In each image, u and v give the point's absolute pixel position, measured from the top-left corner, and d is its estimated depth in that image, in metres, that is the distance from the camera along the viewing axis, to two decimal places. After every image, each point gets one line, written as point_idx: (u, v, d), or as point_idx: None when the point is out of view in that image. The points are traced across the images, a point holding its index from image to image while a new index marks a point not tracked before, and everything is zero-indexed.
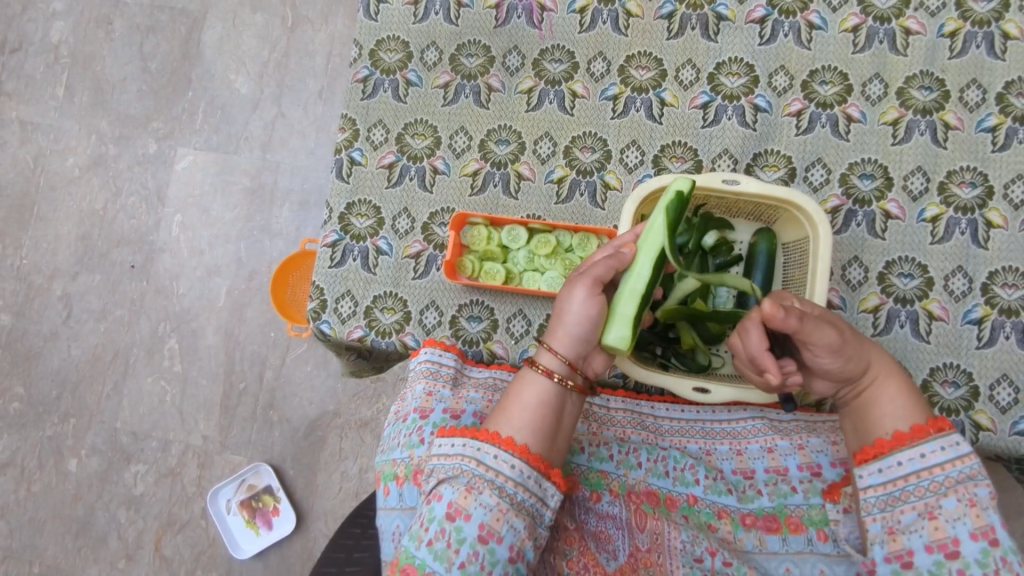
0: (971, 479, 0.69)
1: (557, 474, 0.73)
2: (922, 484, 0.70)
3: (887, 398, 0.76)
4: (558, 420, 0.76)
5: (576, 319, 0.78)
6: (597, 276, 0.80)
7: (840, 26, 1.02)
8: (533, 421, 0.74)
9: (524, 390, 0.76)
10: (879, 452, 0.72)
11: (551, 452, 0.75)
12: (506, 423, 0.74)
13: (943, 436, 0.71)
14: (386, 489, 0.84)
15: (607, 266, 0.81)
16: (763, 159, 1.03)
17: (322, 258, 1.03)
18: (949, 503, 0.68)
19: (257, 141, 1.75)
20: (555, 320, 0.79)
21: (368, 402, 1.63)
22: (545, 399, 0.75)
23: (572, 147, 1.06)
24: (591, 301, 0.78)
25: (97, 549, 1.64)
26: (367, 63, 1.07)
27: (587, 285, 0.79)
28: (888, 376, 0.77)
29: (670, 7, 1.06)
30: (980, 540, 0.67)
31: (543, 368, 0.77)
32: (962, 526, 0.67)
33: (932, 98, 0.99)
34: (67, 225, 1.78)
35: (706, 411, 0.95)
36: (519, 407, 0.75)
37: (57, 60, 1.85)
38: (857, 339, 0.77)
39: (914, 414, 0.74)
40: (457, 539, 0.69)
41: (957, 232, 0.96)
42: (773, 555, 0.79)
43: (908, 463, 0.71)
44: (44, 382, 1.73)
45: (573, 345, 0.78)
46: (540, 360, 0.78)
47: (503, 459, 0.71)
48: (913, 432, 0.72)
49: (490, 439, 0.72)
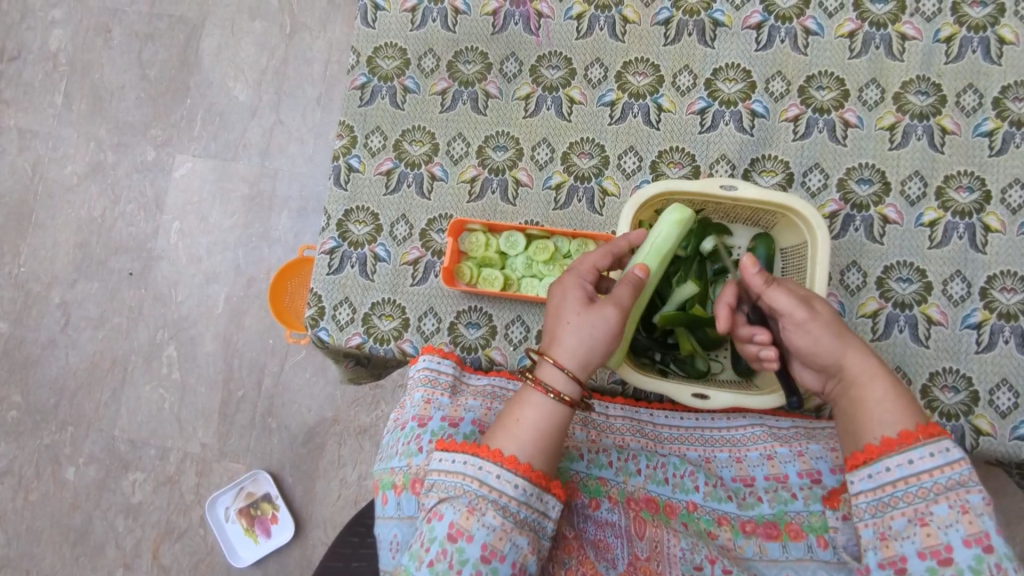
0: (962, 485, 0.68)
1: (558, 487, 0.73)
2: (911, 490, 0.69)
3: (871, 398, 0.74)
4: (563, 438, 0.75)
5: (602, 350, 0.77)
6: (626, 306, 0.78)
7: (836, 31, 1.03)
8: (536, 441, 0.73)
9: (530, 411, 0.74)
10: (868, 457, 0.72)
11: (554, 466, 0.74)
12: (509, 441, 0.73)
13: (932, 442, 0.70)
14: (384, 498, 0.84)
15: (632, 293, 0.80)
16: (761, 164, 1.03)
17: (320, 265, 1.02)
18: (940, 509, 0.68)
19: (256, 148, 1.75)
20: (582, 346, 0.76)
21: (367, 408, 1.62)
22: (554, 421, 0.74)
23: (569, 153, 1.06)
24: (617, 332, 0.77)
25: (94, 558, 1.63)
26: (364, 70, 1.08)
27: (620, 315, 0.77)
28: (880, 381, 0.75)
29: (666, 14, 1.06)
30: (973, 547, 0.66)
31: (567, 400, 0.75)
32: (954, 533, 0.67)
33: (929, 102, 1.00)
34: (66, 232, 1.78)
35: (705, 418, 0.95)
36: (524, 428, 0.74)
37: (56, 68, 1.85)
38: (842, 329, 0.79)
39: (903, 419, 0.72)
40: (460, 560, 0.69)
41: (955, 236, 0.96)
42: (773, 562, 0.78)
43: (896, 468, 0.70)
44: (42, 390, 1.72)
45: (591, 372, 0.77)
46: (562, 390, 0.75)
47: (506, 479, 0.71)
48: (901, 438, 0.71)
49: (491, 457, 0.72)
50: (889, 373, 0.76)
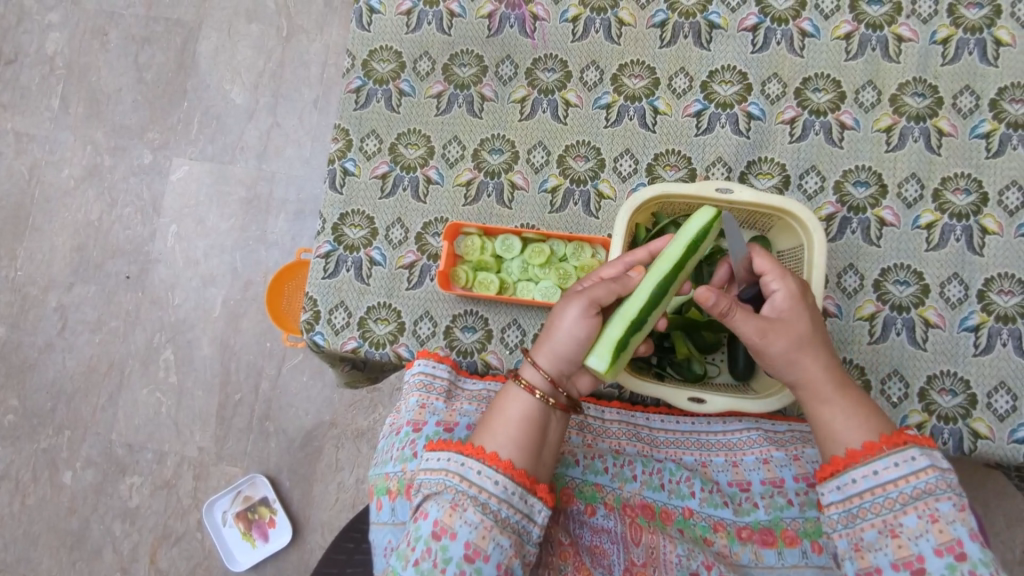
0: (929, 494, 0.68)
1: (543, 489, 0.73)
2: (878, 502, 0.69)
3: (821, 417, 0.75)
4: (541, 437, 0.75)
5: (566, 338, 0.75)
6: (596, 297, 0.77)
7: (833, 33, 1.02)
8: (518, 437, 0.73)
9: (507, 405, 0.75)
10: (835, 469, 0.72)
11: (537, 468, 0.74)
12: (490, 438, 0.73)
13: (896, 452, 0.70)
14: (379, 504, 0.83)
15: (610, 290, 0.78)
16: (757, 167, 1.03)
17: (315, 268, 1.02)
18: (910, 521, 0.68)
19: (253, 151, 1.75)
20: (544, 335, 0.77)
21: (365, 411, 1.62)
22: (529, 414, 0.74)
23: (565, 156, 1.06)
24: (583, 322, 0.75)
25: (91, 563, 1.62)
26: (360, 73, 1.07)
27: (583, 304, 0.76)
28: (837, 404, 0.74)
29: (662, 16, 1.06)
30: (946, 556, 0.66)
31: (526, 384, 0.75)
32: (926, 543, 0.67)
33: (925, 104, 0.99)
34: (63, 235, 1.78)
35: (701, 422, 0.94)
36: (502, 422, 0.74)
37: (53, 71, 1.85)
38: (808, 347, 0.75)
39: (866, 430, 0.73)
40: (444, 558, 0.68)
41: (952, 238, 0.96)
42: (768, 569, 0.80)
43: (862, 480, 0.70)
44: (39, 393, 1.72)
45: (558, 363, 0.76)
46: (523, 375, 0.76)
47: (487, 475, 0.71)
48: (865, 450, 0.71)
49: (474, 454, 0.72)
50: (850, 391, 0.75)
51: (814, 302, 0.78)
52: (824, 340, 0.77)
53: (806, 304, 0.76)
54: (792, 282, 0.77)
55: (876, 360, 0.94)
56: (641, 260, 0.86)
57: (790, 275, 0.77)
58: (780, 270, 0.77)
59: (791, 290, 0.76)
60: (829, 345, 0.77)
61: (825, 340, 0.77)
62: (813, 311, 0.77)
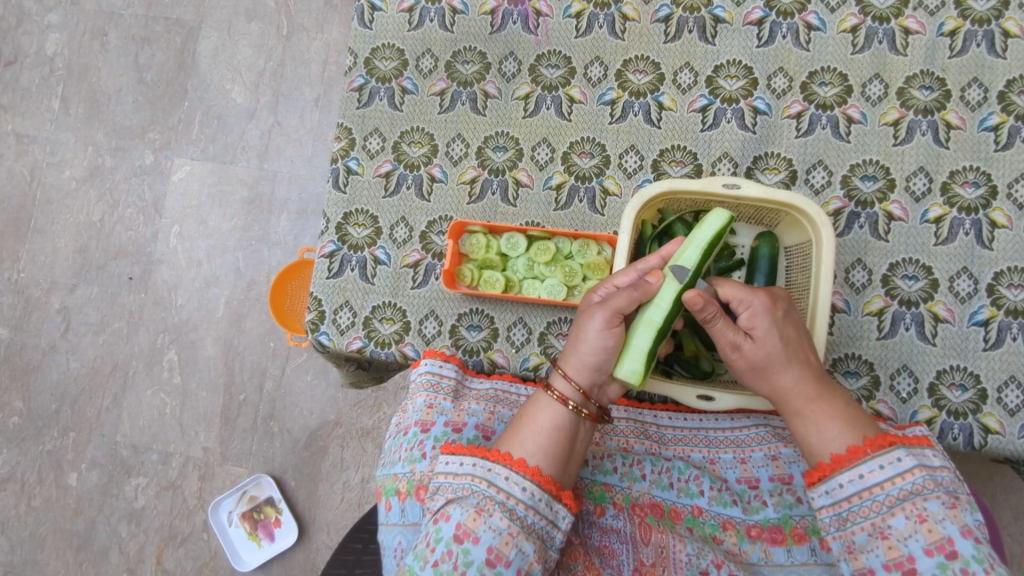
0: (916, 494, 0.67)
1: (569, 496, 0.73)
2: (867, 505, 0.69)
3: (798, 429, 0.75)
4: (571, 445, 0.75)
5: (592, 349, 0.76)
6: (618, 307, 0.76)
7: (839, 26, 1.02)
8: (547, 446, 0.73)
9: (538, 414, 0.75)
10: (822, 474, 0.72)
11: (563, 474, 0.74)
12: (518, 444, 0.73)
13: (881, 455, 0.69)
14: (387, 505, 0.82)
15: (630, 299, 0.77)
16: (763, 162, 1.02)
17: (320, 268, 1.01)
18: (898, 522, 0.67)
19: (254, 151, 1.74)
20: (571, 345, 0.78)
21: (370, 410, 1.62)
22: (560, 424, 0.74)
23: (570, 153, 1.05)
24: (609, 333, 0.76)
25: (98, 564, 1.62)
26: (362, 71, 1.07)
27: (605, 315, 0.76)
28: (809, 415, 0.74)
29: (666, 11, 1.05)
30: (935, 555, 0.65)
31: (558, 395, 0.75)
32: (915, 544, 0.66)
33: (932, 97, 0.98)
34: (64, 237, 1.77)
35: (709, 419, 0.93)
36: (532, 430, 0.74)
37: (52, 73, 1.84)
38: (777, 362, 0.75)
39: (848, 436, 0.72)
40: (465, 562, 0.67)
41: (961, 232, 0.95)
42: (778, 567, 0.79)
43: (850, 484, 0.70)
44: (43, 396, 1.71)
45: (589, 375, 0.77)
46: (555, 386, 0.77)
47: (515, 481, 0.70)
48: (849, 453, 0.71)
49: (501, 460, 0.72)
50: (827, 403, 0.74)
51: (788, 316, 0.77)
52: (801, 353, 0.76)
53: (776, 321, 0.75)
54: (760, 300, 0.76)
55: (885, 356, 0.93)
56: (654, 265, 0.83)
57: (758, 292, 0.76)
58: (745, 292, 0.77)
59: (759, 307, 0.76)
60: (806, 357, 0.76)
61: (802, 353, 0.76)
62: (785, 327, 0.76)
